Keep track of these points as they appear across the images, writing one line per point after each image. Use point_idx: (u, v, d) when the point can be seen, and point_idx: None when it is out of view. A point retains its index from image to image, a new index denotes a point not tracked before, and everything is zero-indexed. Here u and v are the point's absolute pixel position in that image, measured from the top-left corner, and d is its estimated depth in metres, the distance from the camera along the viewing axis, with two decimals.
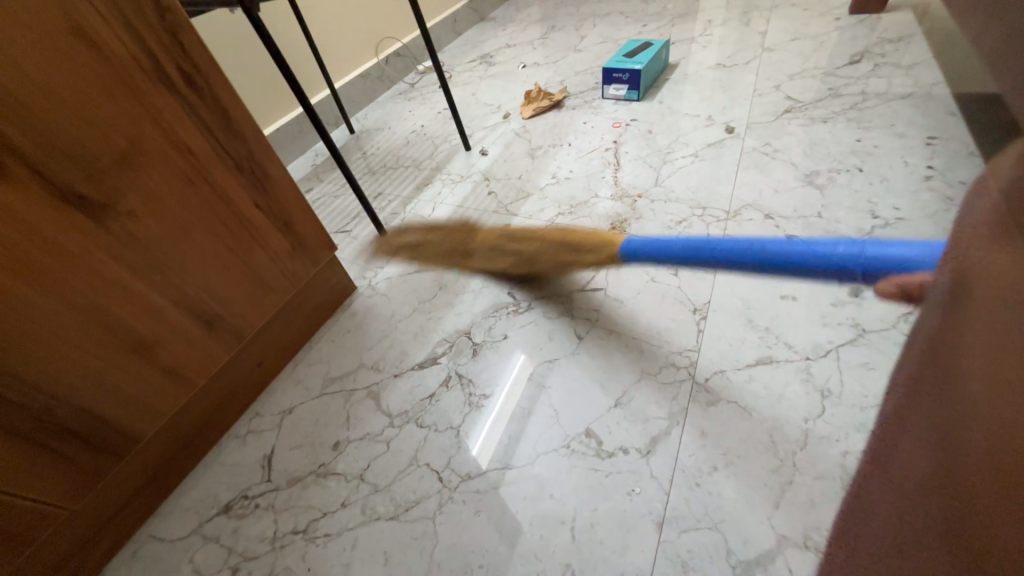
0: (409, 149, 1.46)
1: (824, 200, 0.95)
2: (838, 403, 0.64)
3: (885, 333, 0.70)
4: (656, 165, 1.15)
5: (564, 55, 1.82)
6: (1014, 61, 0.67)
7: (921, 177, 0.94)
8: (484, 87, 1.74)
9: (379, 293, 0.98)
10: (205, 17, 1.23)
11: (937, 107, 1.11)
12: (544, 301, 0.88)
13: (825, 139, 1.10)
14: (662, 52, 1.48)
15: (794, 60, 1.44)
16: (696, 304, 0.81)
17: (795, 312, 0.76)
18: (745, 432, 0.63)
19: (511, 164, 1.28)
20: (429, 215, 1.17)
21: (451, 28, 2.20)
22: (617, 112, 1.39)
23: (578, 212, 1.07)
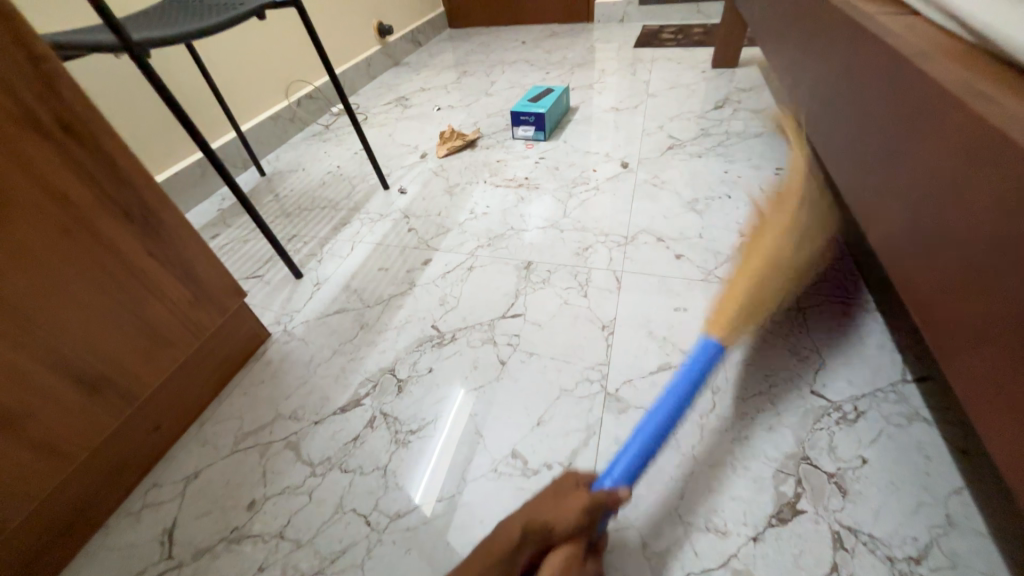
0: (324, 190, 1.45)
1: (703, 223, 1.10)
2: (725, 397, 0.74)
3: (756, 333, 0.83)
4: (564, 198, 1.26)
5: (477, 99, 1.94)
6: (817, 110, 0.87)
7: (774, 201, 1.14)
8: (400, 128, 1.79)
9: (296, 338, 0.95)
10: (82, 64, 1.15)
11: (781, 144, 1.35)
12: (466, 331, 0.91)
13: (701, 171, 1.29)
14: (563, 97, 1.64)
15: (673, 104, 1.67)
16: (604, 322, 0.89)
17: (686, 321, 0.87)
18: None
19: (430, 201, 1.33)
20: (347, 254, 1.17)
21: (365, 72, 2.25)
22: (527, 151, 1.51)
23: (496, 244, 1.13)
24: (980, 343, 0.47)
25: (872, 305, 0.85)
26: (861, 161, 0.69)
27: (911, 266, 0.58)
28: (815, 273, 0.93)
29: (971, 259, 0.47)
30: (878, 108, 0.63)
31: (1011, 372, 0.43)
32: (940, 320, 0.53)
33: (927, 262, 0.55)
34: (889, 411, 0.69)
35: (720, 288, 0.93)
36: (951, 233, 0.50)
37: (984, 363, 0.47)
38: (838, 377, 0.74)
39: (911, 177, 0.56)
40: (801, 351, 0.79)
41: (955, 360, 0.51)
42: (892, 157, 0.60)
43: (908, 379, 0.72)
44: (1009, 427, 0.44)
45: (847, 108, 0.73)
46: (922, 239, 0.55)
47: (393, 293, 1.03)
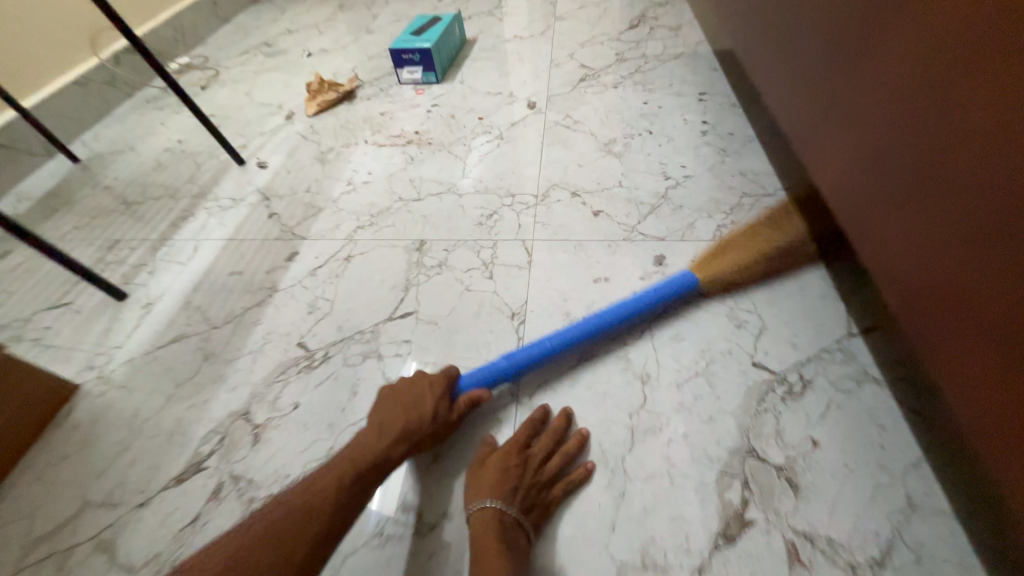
0: (161, 174, 1.13)
1: (622, 168, 0.94)
2: (656, 386, 0.61)
3: (686, 298, 0.70)
4: (462, 154, 1.04)
5: (355, 38, 1.60)
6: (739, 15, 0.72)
7: (699, 133, 0.99)
8: (261, 83, 1.44)
9: (114, 387, 0.71)
10: None
11: (703, 64, 1.19)
12: (343, 345, 0.72)
13: (617, 105, 1.11)
14: (454, 27, 1.36)
15: (583, 27, 1.44)
16: (513, 309, 0.72)
17: (608, 295, 0.72)
18: (582, 454, 0.57)
19: (298, 174, 1.06)
20: (188, 257, 0.90)
21: (212, 12, 1.79)
22: (417, 98, 1.25)
23: (380, 221, 0.91)
24: (912, 235, 0.43)
25: (810, 246, 0.74)
26: (781, 43, 0.61)
27: (834, 159, 0.54)
28: (748, 216, 0.81)
29: (909, 138, 0.42)
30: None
31: (945, 259, 0.40)
32: (863, 212, 0.50)
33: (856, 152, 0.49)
34: (837, 375, 0.59)
35: (645, 246, 0.78)
36: (916, 169, 0.41)
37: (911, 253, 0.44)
38: (780, 341, 0.63)
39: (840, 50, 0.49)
40: (738, 315, 0.67)
41: (877, 253, 0.49)
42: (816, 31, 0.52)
43: (854, 333, 0.63)
44: (942, 317, 0.42)
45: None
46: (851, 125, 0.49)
47: (247, 305, 0.80)
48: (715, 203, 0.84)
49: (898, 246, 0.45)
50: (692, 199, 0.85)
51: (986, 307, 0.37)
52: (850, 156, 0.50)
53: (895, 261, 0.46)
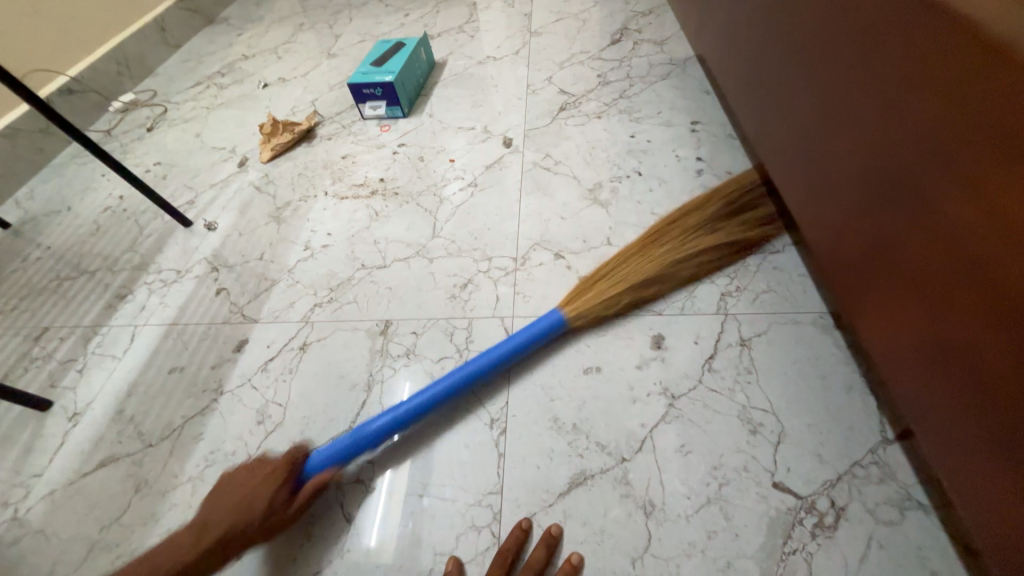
0: (98, 241, 1.01)
1: (611, 220, 0.84)
2: (662, 520, 0.52)
3: (691, 394, 0.61)
4: (431, 207, 0.93)
5: (316, 64, 1.48)
6: (757, 104, 0.73)
7: (693, 172, 0.89)
8: (213, 121, 1.32)
9: (31, 533, 0.61)
10: None
11: (694, 86, 1.08)
12: None
13: (602, 139, 1.00)
14: (420, 51, 1.24)
15: (561, 44, 1.33)
16: (492, 414, 0.62)
17: (600, 391, 0.62)
18: None
19: (251, 236, 0.95)
20: (124, 350, 0.79)
21: (159, 38, 1.65)
22: (382, 136, 1.13)
23: (339, 297, 0.80)
24: (908, 316, 0.45)
25: (830, 319, 0.65)
26: (794, 106, 0.60)
27: (869, 300, 0.52)
28: (755, 280, 0.71)
29: (913, 226, 0.42)
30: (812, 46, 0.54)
31: (933, 340, 0.42)
32: (902, 361, 0.48)
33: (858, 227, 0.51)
34: (874, 501, 0.50)
35: (641, 324, 0.68)
36: (955, 331, 0.40)
37: (908, 333, 0.46)
38: (803, 454, 0.54)
39: (833, 128, 0.52)
40: (752, 417, 0.58)
41: (872, 318, 0.51)
42: (824, 107, 0.53)
43: (889, 439, 0.54)
44: (941, 398, 0.43)
45: (778, 50, 0.63)
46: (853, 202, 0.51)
47: (189, 413, 0.69)
48: (717, 263, 0.74)
49: (942, 401, 0.44)
50: None
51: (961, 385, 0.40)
52: (885, 299, 0.49)
53: (940, 416, 0.44)
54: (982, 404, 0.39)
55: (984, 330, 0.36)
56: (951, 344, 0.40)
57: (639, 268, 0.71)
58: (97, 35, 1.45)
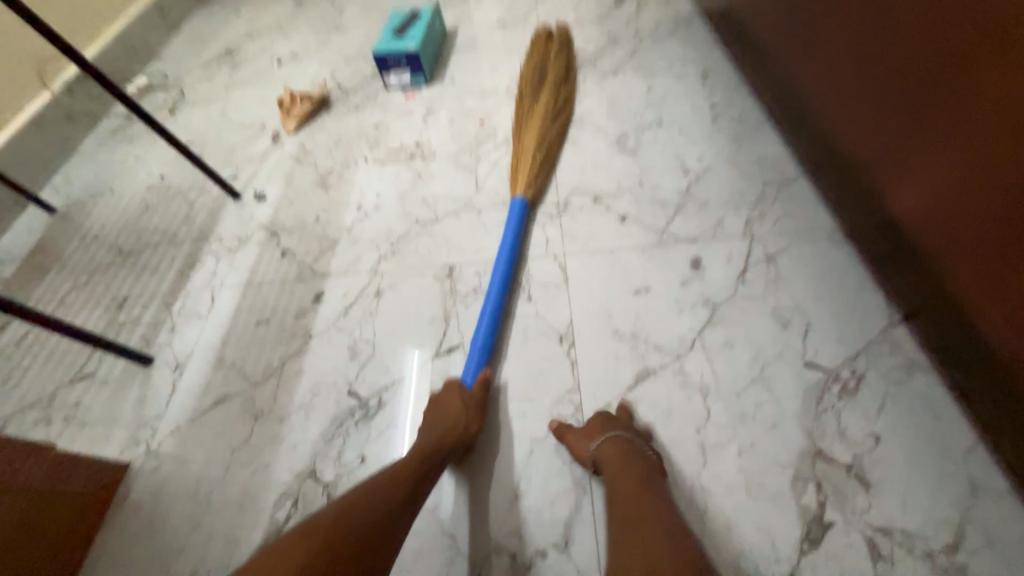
0: (151, 217, 1.06)
1: (639, 165, 0.93)
2: (717, 398, 0.63)
3: (730, 302, 0.71)
4: (470, 165, 1.00)
5: (326, 38, 1.50)
6: (767, 28, 0.79)
7: (709, 118, 0.97)
8: (234, 100, 1.35)
9: (168, 461, 0.70)
10: None
11: (700, 39, 1.16)
12: (395, 390, 0.71)
13: (621, 94, 1.07)
14: (435, 19, 1.29)
15: (567, 6, 1.38)
16: (561, 331, 0.72)
17: (651, 305, 0.73)
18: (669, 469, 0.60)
19: (302, 202, 1.01)
20: (208, 310, 0.86)
21: (160, 21, 1.64)
22: (408, 104, 1.19)
23: (402, 249, 0.88)
24: (936, 174, 0.53)
25: (842, 233, 0.75)
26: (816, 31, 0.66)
27: (907, 194, 0.58)
28: (775, 207, 0.81)
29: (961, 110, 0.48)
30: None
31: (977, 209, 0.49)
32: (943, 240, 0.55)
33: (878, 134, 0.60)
34: (887, 367, 0.62)
35: (679, 250, 0.78)
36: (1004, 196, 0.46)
37: (938, 205, 0.54)
38: (827, 338, 0.66)
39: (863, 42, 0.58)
40: (783, 314, 0.69)
41: (911, 207, 0.58)
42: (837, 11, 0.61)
43: (896, 321, 0.65)
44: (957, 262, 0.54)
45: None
46: (876, 112, 0.59)
47: (285, 355, 0.78)
48: (740, 195, 0.84)
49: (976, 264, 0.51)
50: (716, 193, 0.85)
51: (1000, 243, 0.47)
52: (924, 189, 0.55)
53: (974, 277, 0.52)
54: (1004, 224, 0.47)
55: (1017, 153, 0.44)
56: (975, 182, 0.49)
57: (526, 161, 0.90)
58: (94, 22, 1.44)
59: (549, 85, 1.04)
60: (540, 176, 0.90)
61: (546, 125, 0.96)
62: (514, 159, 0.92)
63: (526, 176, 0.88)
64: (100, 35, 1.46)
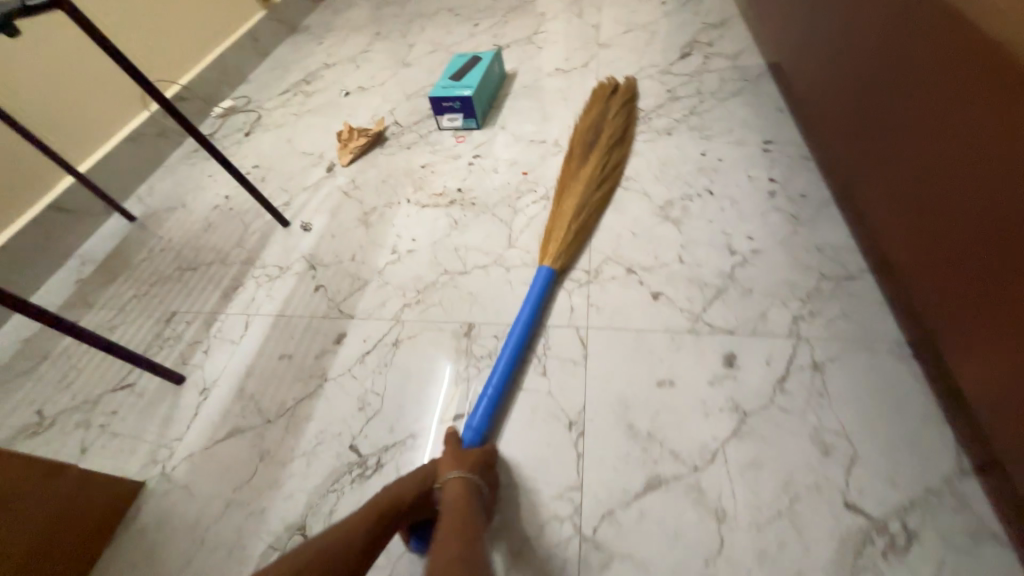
0: (210, 236, 1.15)
1: (681, 238, 0.87)
2: (735, 527, 0.56)
3: (763, 413, 0.64)
4: (507, 218, 1.00)
5: (392, 73, 1.58)
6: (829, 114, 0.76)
7: (766, 193, 0.90)
8: (301, 128, 1.44)
9: (177, 487, 0.73)
10: None
11: (766, 103, 1.09)
12: (395, 451, 0.70)
13: (672, 157, 1.03)
14: (494, 65, 1.31)
15: (629, 57, 1.36)
16: (571, 416, 0.68)
17: (673, 403, 0.67)
18: None
19: (343, 238, 1.05)
20: (240, 336, 0.90)
21: (252, 49, 1.80)
22: (457, 147, 1.21)
23: (426, 299, 0.88)
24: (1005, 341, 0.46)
25: (908, 348, 0.66)
26: (868, 136, 0.64)
27: (954, 319, 0.53)
28: (830, 306, 0.72)
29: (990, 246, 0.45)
30: (883, 81, 0.57)
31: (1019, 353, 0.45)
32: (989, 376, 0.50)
33: (923, 249, 0.56)
34: (949, 527, 0.53)
35: (712, 342, 0.72)
36: None
37: (983, 339, 0.49)
38: (877, 478, 0.57)
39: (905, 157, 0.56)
40: (825, 438, 0.60)
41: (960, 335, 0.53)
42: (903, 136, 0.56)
43: (966, 471, 0.55)
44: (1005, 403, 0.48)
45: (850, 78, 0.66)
46: (919, 227, 0.56)
47: (299, 396, 0.79)
48: (790, 286, 0.76)
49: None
50: (763, 280, 0.78)
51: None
52: (969, 319, 0.51)
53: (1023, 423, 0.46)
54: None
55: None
56: None
57: (560, 230, 0.87)
58: (183, 51, 1.56)
59: (599, 148, 1.01)
60: (573, 246, 0.86)
61: (588, 193, 0.93)
62: (550, 225, 0.89)
63: (557, 245, 0.85)
64: (185, 63, 1.58)
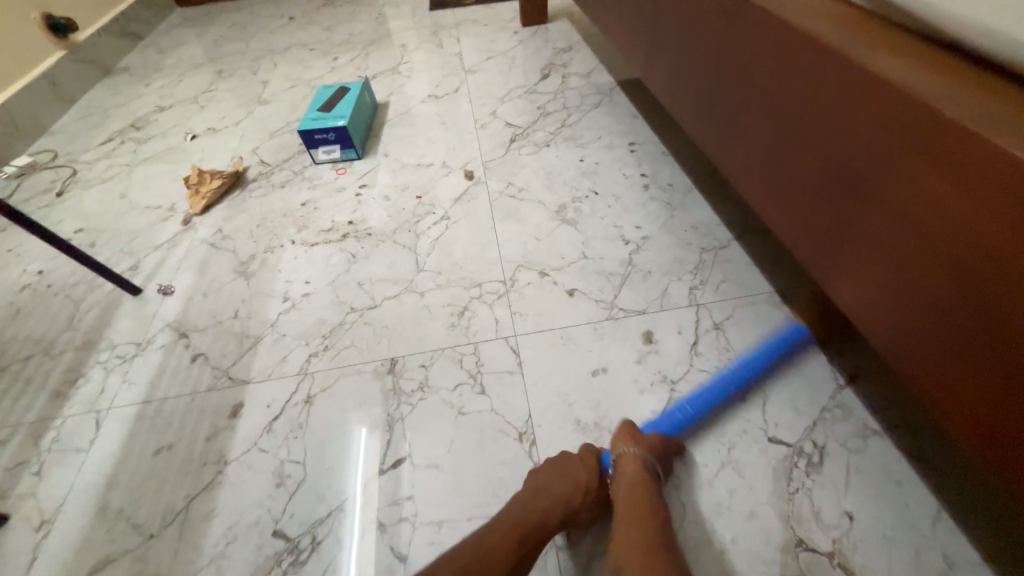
0: (22, 323, 0.89)
1: (581, 236, 0.93)
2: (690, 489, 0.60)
3: (687, 378, 0.70)
4: (409, 243, 0.95)
5: (248, 111, 1.44)
6: (670, 96, 0.79)
7: (641, 187, 1.01)
8: (138, 179, 1.22)
9: None
10: None
11: (622, 111, 1.23)
12: (332, 522, 0.60)
13: (555, 165, 1.10)
14: (364, 94, 1.27)
15: (497, 80, 1.44)
16: (519, 429, 0.66)
17: (611, 389, 0.69)
18: None
19: (218, 295, 0.89)
20: (91, 440, 0.71)
21: (51, 95, 1.49)
22: (339, 179, 1.14)
23: (335, 343, 0.79)
24: (854, 229, 0.46)
25: (778, 296, 0.78)
26: (711, 112, 0.67)
27: (825, 258, 0.52)
28: (714, 272, 0.83)
29: (839, 161, 0.46)
30: (718, 53, 0.61)
31: (887, 259, 0.43)
32: (865, 301, 0.47)
33: (784, 197, 0.56)
34: (844, 435, 0.63)
35: (630, 324, 0.77)
36: (910, 237, 0.40)
37: (852, 264, 0.48)
38: (785, 410, 0.65)
39: (750, 114, 0.58)
40: (739, 387, 0.68)
41: (833, 271, 0.51)
42: (724, 93, 0.62)
43: (843, 384, 0.67)
44: (881, 322, 0.46)
45: (673, 86, 0.77)
46: (775, 177, 0.56)
47: (191, 492, 0.64)
48: (680, 262, 0.86)
49: (899, 322, 0.44)
50: (658, 261, 0.86)
51: (915, 291, 0.41)
52: (833, 246, 0.50)
53: (900, 334, 0.44)
54: (952, 272, 0.37)
55: (925, 172, 0.37)
56: (911, 234, 0.40)
57: None
58: None
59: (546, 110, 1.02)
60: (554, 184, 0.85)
61: None
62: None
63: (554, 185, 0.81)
64: None
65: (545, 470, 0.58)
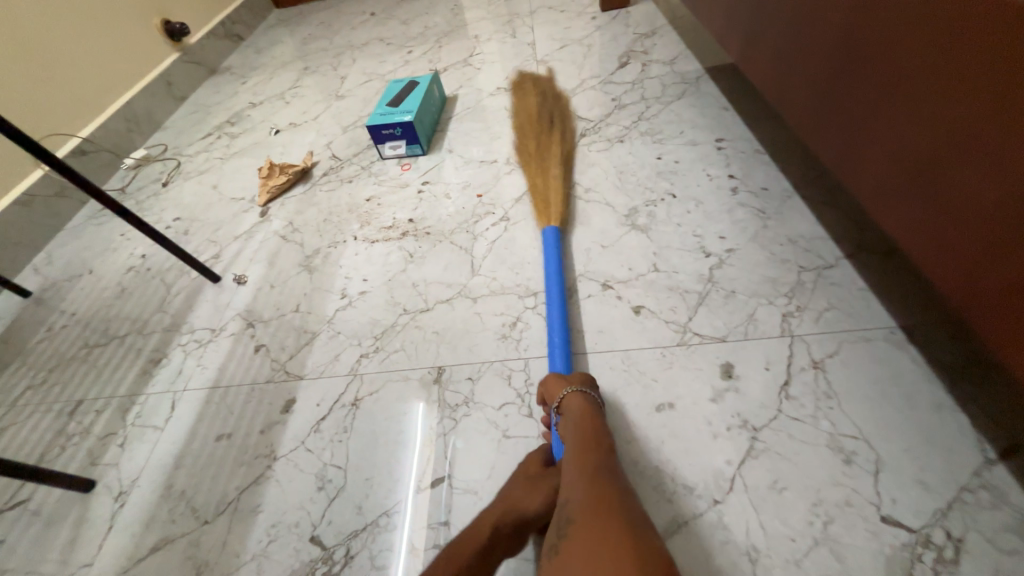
0: (124, 303, 0.99)
1: (653, 245, 0.83)
2: (770, 566, 0.50)
3: (774, 426, 0.58)
4: (466, 244, 0.92)
5: (326, 106, 1.49)
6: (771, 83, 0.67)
7: (729, 190, 0.88)
8: (228, 172, 1.31)
9: None
10: None
11: (710, 102, 1.09)
12: (367, 536, 0.59)
13: (628, 163, 1.00)
14: (433, 88, 1.25)
15: (570, 70, 1.35)
16: None
17: (677, 429, 0.60)
18: None
19: (283, 288, 0.92)
20: (166, 419, 0.76)
21: (166, 94, 1.66)
22: (403, 175, 1.13)
23: (385, 345, 0.78)
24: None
25: (903, 334, 0.63)
26: (826, 100, 0.55)
27: (984, 294, 0.41)
28: (816, 298, 0.69)
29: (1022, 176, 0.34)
30: (843, 27, 0.49)
31: None
32: None
33: (925, 213, 0.44)
34: (992, 528, 0.48)
35: (705, 353, 0.66)
36: None
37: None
38: (906, 483, 0.52)
39: (884, 108, 0.46)
40: (843, 445, 0.55)
41: (996, 315, 0.40)
42: (848, 79, 0.50)
43: (992, 459, 0.52)
44: None
45: (776, 70, 0.65)
46: (915, 187, 0.45)
47: (243, 483, 0.66)
48: (772, 283, 0.73)
49: None
50: (744, 280, 0.74)
51: None
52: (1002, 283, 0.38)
53: None
54: None
55: None
56: None
57: None
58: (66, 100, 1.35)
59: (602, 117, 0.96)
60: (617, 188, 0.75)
61: None
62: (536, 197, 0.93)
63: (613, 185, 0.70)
64: (62, 104, 1.34)
65: (518, 483, 0.55)
